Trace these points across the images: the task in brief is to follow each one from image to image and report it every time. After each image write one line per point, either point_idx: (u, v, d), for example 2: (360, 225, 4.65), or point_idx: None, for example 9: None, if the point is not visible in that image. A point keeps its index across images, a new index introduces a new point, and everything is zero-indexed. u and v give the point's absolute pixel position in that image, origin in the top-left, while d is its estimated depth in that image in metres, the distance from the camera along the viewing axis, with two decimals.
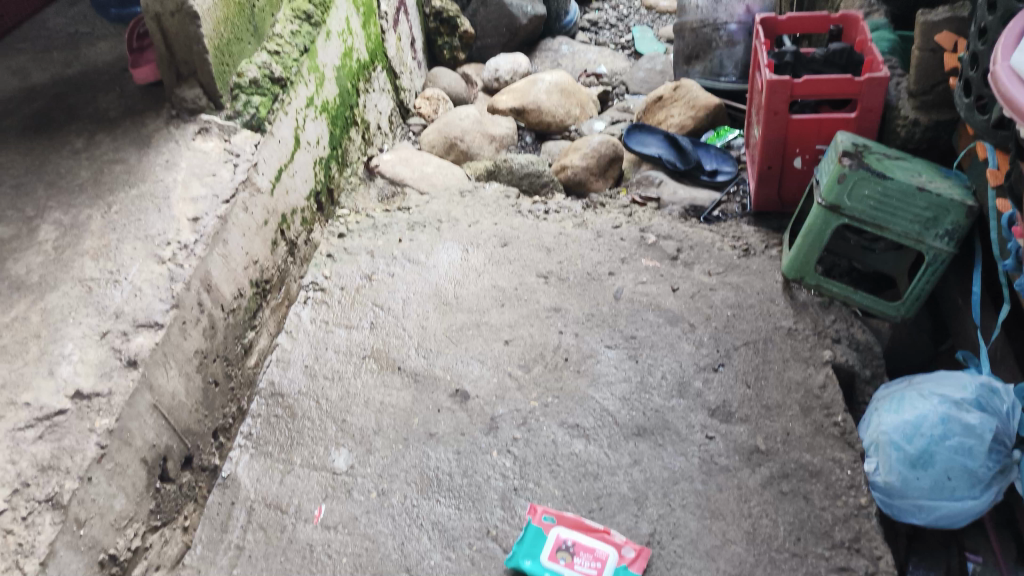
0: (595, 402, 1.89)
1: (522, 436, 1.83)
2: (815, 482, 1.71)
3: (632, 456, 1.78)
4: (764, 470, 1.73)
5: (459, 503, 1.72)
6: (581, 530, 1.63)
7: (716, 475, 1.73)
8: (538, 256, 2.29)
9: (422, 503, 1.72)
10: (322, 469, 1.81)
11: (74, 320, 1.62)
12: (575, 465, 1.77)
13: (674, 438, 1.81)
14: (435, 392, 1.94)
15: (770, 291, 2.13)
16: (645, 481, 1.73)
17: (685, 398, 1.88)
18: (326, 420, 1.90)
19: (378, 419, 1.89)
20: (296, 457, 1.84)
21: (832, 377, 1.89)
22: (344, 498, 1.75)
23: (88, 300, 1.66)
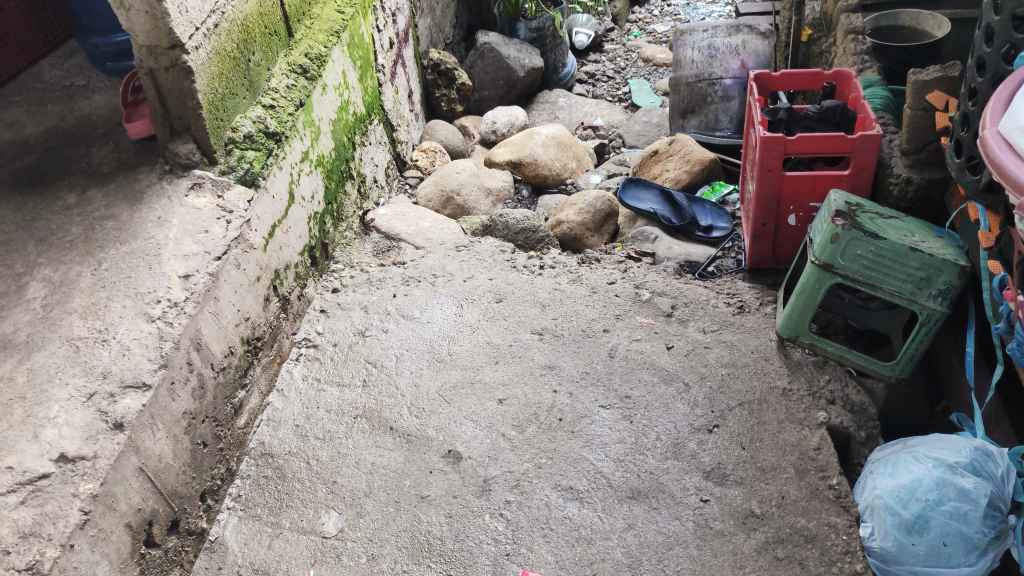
0: (589, 463, 1.86)
1: (515, 498, 1.80)
2: (811, 547, 1.67)
3: (626, 519, 1.75)
4: (759, 535, 1.70)
5: (449, 569, 1.69)
6: None
7: (711, 540, 1.70)
8: (533, 312, 2.29)
9: (413, 569, 1.69)
10: (312, 533, 1.78)
11: (60, 381, 1.60)
12: (567, 530, 1.74)
13: (669, 501, 1.78)
14: (428, 453, 1.91)
15: (764, 350, 2.12)
16: (639, 546, 1.70)
17: (680, 459, 1.86)
18: (316, 482, 1.88)
19: (369, 481, 1.87)
20: (285, 520, 1.81)
21: (826, 439, 1.87)
22: (334, 563, 1.72)
23: (75, 359, 1.64)
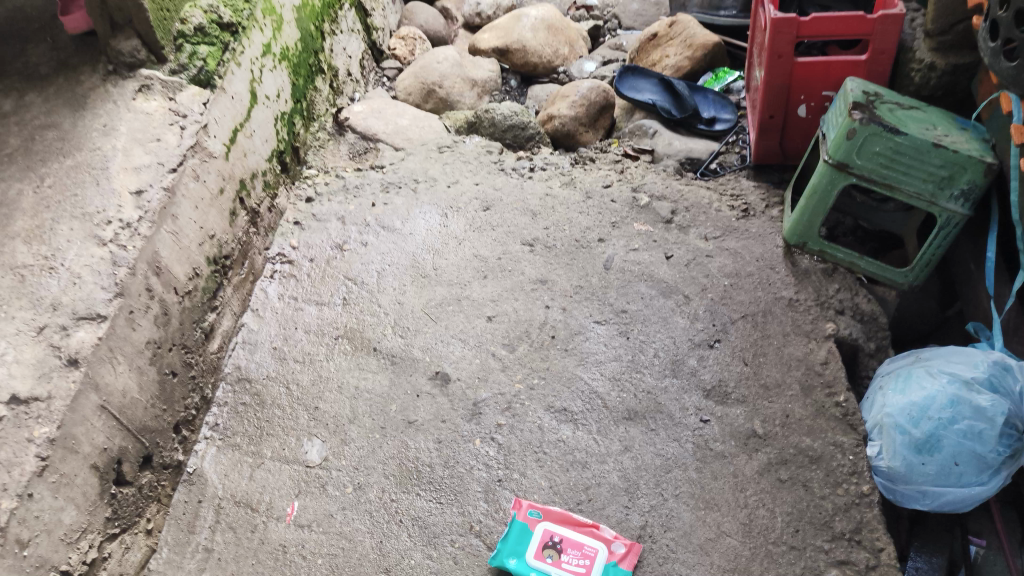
0: (583, 383, 1.77)
1: (507, 422, 1.72)
2: (815, 469, 1.60)
3: (622, 442, 1.67)
4: (761, 456, 1.62)
5: (441, 496, 1.63)
6: (569, 525, 1.55)
7: (712, 462, 1.62)
8: (523, 220, 2.13)
9: (402, 497, 1.64)
10: (295, 462, 1.70)
11: (6, 315, 1.48)
12: (560, 454, 1.67)
13: (667, 422, 1.69)
14: (414, 375, 1.81)
15: (770, 257, 1.98)
16: (636, 469, 1.63)
17: (679, 377, 1.76)
18: (298, 409, 1.78)
19: (353, 406, 1.78)
20: (266, 449, 1.73)
21: (835, 352, 1.76)
22: (318, 493, 1.66)
23: (22, 290, 1.51)
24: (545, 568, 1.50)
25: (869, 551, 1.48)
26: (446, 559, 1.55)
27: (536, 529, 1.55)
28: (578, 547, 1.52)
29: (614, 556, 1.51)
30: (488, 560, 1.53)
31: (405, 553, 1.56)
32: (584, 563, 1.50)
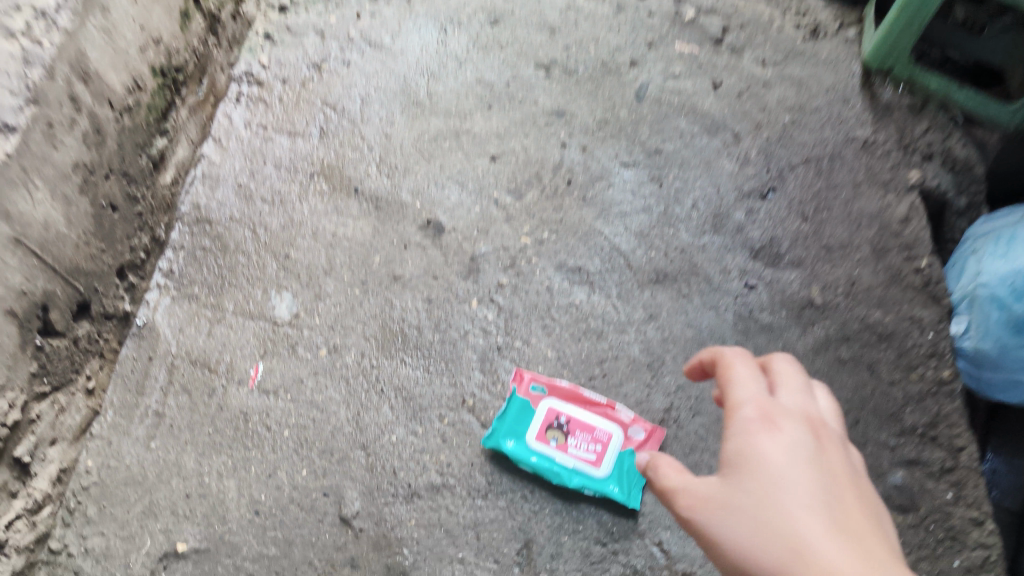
0: (603, 239, 1.47)
1: (509, 282, 1.45)
2: (885, 348, 1.34)
3: (647, 309, 1.41)
4: (817, 331, 1.36)
5: (429, 365, 1.40)
6: (576, 403, 1.33)
7: (757, 335, 1.36)
8: (539, 38, 1.74)
9: (384, 365, 1.40)
10: (260, 319, 1.45)
11: None
12: (571, 322, 1.41)
13: (703, 286, 1.41)
14: (402, 224, 1.52)
15: (843, 89, 1.61)
16: (661, 342, 1.38)
17: (721, 234, 1.45)
18: (266, 256, 1.51)
19: (329, 257, 1.50)
20: (227, 302, 1.47)
21: (917, 209, 1.44)
22: (286, 356, 1.42)
23: None
24: (548, 453, 1.31)
25: (946, 451, 1.28)
26: (433, 436, 1.35)
27: (539, 407, 1.34)
28: (588, 430, 1.32)
29: (630, 443, 1.31)
30: (482, 441, 1.32)
31: (386, 427, 1.36)
32: (594, 449, 1.31)
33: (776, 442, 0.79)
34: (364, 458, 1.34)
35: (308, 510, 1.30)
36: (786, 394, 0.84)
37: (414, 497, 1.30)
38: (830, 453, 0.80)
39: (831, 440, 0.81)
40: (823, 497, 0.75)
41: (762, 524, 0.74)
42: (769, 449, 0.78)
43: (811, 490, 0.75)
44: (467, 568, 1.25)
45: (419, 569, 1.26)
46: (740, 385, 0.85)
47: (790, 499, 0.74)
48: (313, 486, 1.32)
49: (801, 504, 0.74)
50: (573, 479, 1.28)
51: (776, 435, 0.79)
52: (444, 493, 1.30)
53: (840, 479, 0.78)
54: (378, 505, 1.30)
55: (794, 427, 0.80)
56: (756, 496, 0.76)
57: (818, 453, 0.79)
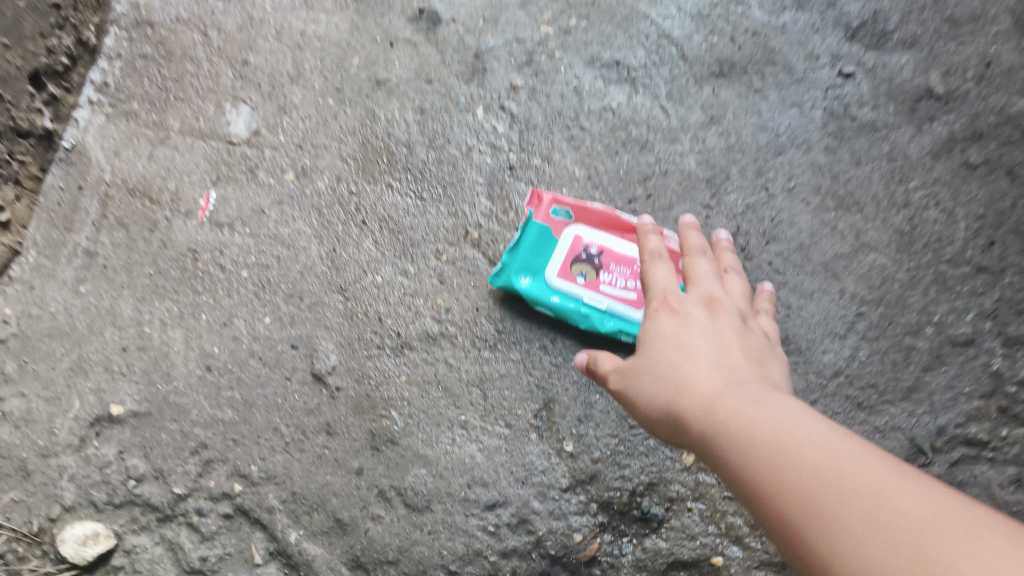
0: (648, 25, 1.12)
1: (525, 83, 1.11)
2: None
3: (706, 111, 1.07)
4: (937, 130, 1.01)
5: (423, 189, 1.09)
6: (609, 232, 1.03)
7: (854, 138, 1.03)
8: None
9: (366, 190, 1.10)
10: (214, 139, 1.15)
11: None
12: (607, 131, 1.08)
13: (784, 78, 1.07)
14: (387, 16, 1.18)
15: None
16: (725, 151, 1.05)
17: (807, 11, 1.09)
18: (218, 63, 1.19)
19: (297, 60, 1.17)
20: (173, 120, 1.17)
21: None
22: (244, 182, 1.12)
23: None
24: (576, 293, 1.00)
25: None
26: (428, 276, 1.06)
27: (563, 236, 1.02)
28: (627, 263, 1.02)
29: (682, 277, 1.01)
30: (490, 279, 1.02)
31: (369, 267, 1.07)
32: (634, 287, 1.01)
33: (681, 320, 0.77)
34: (342, 304, 1.05)
35: (272, 366, 1.03)
36: (695, 273, 0.83)
37: (403, 350, 1.03)
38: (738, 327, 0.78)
39: (733, 306, 0.80)
40: (724, 351, 0.74)
41: (675, 394, 0.71)
42: (670, 323, 0.77)
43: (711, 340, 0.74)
44: (471, 435, 0.99)
45: (410, 436, 0.99)
46: (664, 297, 0.80)
47: (700, 375, 0.70)
48: (278, 337, 1.04)
49: (711, 370, 0.71)
50: (607, 325, 0.99)
51: (680, 313, 0.77)
52: (443, 345, 1.03)
53: (741, 335, 0.77)
54: (359, 360, 1.03)
55: (696, 305, 0.79)
56: (663, 360, 0.74)
57: (723, 321, 0.77)
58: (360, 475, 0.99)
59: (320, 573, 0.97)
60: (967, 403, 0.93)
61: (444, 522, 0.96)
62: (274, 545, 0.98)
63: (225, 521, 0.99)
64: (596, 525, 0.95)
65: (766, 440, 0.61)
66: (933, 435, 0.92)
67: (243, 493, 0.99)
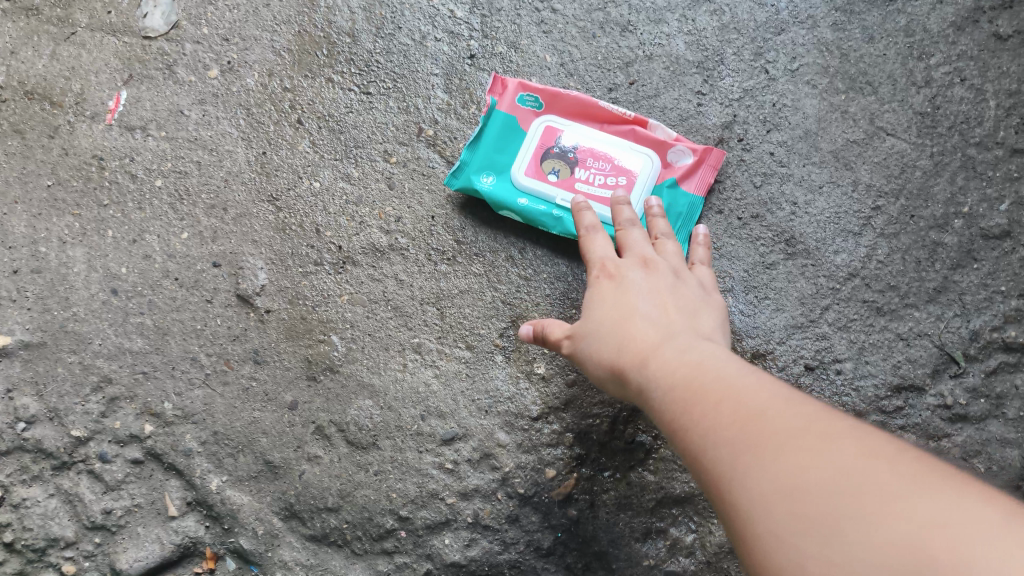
0: None
1: None
2: None
3: None
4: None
5: (369, 84, 0.94)
6: (587, 123, 0.87)
7: (865, 11, 0.88)
8: None
9: (302, 86, 0.94)
10: (127, 35, 0.98)
11: None
12: (582, 13, 0.93)
13: None
14: None
15: None
16: (719, 31, 0.90)
17: None
18: None
19: None
20: (79, 15, 0.99)
21: None
22: (162, 81, 0.95)
23: None
24: (546, 193, 0.85)
25: None
26: (374, 181, 0.90)
27: (532, 128, 0.87)
28: (606, 158, 0.85)
29: (671, 173, 0.84)
30: (447, 179, 0.87)
31: (306, 172, 0.91)
32: (615, 186, 0.85)
33: (618, 284, 0.71)
34: (273, 216, 0.90)
35: (191, 287, 0.87)
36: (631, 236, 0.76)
37: (345, 265, 0.88)
38: (677, 281, 0.72)
39: (671, 263, 0.74)
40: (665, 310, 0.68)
41: (616, 353, 0.66)
42: (609, 288, 0.71)
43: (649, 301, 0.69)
44: (426, 359, 0.84)
45: (354, 363, 0.84)
46: (602, 264, 0.73)
47: (637, 336, 0.65)
48: (198, 254, 0.89)
49: (649, 331, 0.65)
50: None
51: (617, 278, 0.71)
52: (392, 259, 0.88)
53: (679, 289, 0.71)
54: (293, 278, 0.87)
55: (632, 265, 0.72)
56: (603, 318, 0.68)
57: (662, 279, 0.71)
58: (294, 410, 0.84)
59: (248, 525, 0.83)
60: (1004, 303, 0.79)
61: (393, 460, 0.82)
62: (193, 494, 0.83)
63: (135, 468, 0.84)
64: (572, 459, 0.82)
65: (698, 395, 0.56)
66: (966, 341, 0.79)
67: (156, 435, 0.84)
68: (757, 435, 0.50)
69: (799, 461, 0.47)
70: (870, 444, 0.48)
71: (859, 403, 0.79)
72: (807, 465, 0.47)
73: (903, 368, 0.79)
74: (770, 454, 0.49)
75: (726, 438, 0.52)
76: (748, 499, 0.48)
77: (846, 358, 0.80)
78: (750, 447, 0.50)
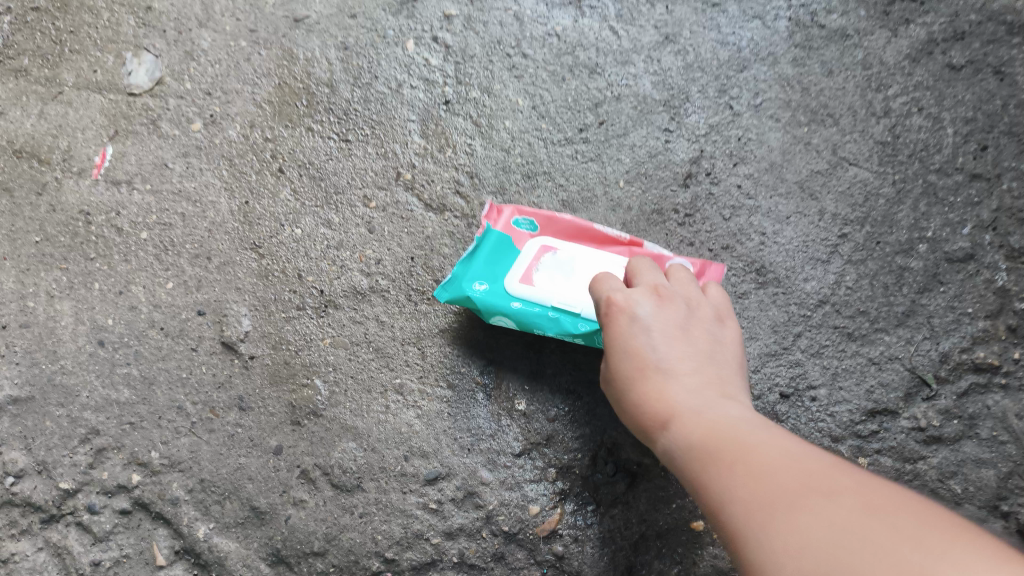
0: None
1: (459, 12, 0.99)
2: (1020, 44, 0.87)
3: (660, 28, 0.95)
4: (917, 31, 0.89)
5: (348, 132, 0.96)
6: (584, 243, 0.84)
7: (823, 47, 0.91)
8: None
9: (283, 136, 0.97)
10: (113, 91, 1.01)
11: None
12: (551, 57, 0.96)
13: None
14: None
15: None
16: (683, 70, 0.93)
17: None
18: (120, 12, 1.05)
19: (206, 3, 1.05)
20: (67, 75, 1.03)
21: None
22: (146, 135, 0.98)
23: None
24: (541, 300, 0.80)
25: None
26: (356, 225, 0.92)
27: (525, 248, 0.83)
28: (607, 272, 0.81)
29: None
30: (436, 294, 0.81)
31: (287, 220, 0.93)
32: None
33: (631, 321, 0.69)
34: (255, 263, 0.92)
35: (176, 336, 0.89)
36: (644, 274, 0.75)
37: (327, 309, 0.89)
38: (691, 315, 0.71)
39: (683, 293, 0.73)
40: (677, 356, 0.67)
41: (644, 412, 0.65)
42: (618, 326, 0.70)
43: (665, 349, 0.67)
44: (408, 400, 0.86)
45: (337, 406, 0.86)
46: (607, 297, 0.71)
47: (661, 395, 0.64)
48: (183, 303, 0.90)
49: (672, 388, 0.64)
50: (582, 329, 0.78)
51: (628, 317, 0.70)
52: (373, 301, 0.89)
53: (694, 324, 0.70)
54: (276, 324, 0.89)
55: (644, 297, 0.71)
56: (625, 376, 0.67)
57: (674, 312, 0.70)
58: (279, 455, 0.85)
59: (235, 572, 0.83)
60: (972, 325, 0.80)
61: (378, 502, 0.83)
62: (180, 542, 0.84)
63: (123, 518, 0.84)
64: (556, 494, 0.83)
65: (723, 456, 0.55)
66: (937, 363, 0.80)
67: (143, 484, 0.85)
68: (774, 498, 0.49)
69: (806, 516, 0.46)
70: (885, 502, 0.46)
71: (835, 427, 0.80)
72: (825, 530, 0.45)
73: (876, 392, 0.80)
74: (783, 515, 0.47)
75: (748, 505, 0.50)
76: (764, 565, 0.47)
77: (820, 385, 0.81)
78: (770, 510, 0.48)
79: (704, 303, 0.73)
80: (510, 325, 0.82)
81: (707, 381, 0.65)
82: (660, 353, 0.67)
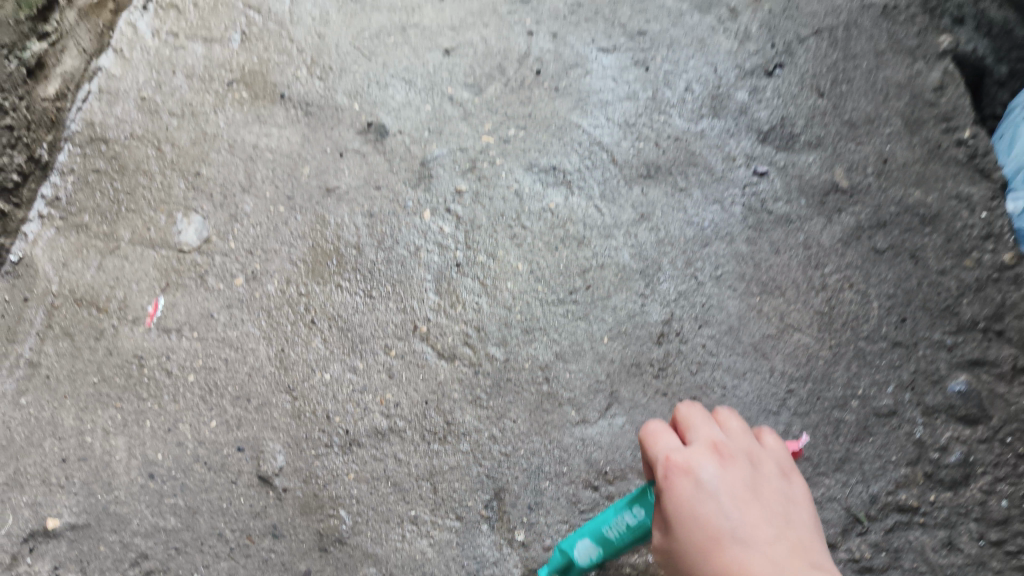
0: (580, 133, 1.22)
1: (469, 188, 1.20)
2: (930, 234, 1.07)
3: (636, 208, 1.15)
4: (847, 219, 1.09)
5: (372, 289, 1.13)
6: None
7: (771, 229, 1.10)
8: None
9: (315, 291, 1.13)
10: (165, 247, 1.18)
11: None
12: (546, 229, 1.15)
13: (703, 178, 1.16)
14: (337, 129, 1.26)
15: None
16: (656, 245, 1.12)
17: (722, 118, 1.20)
18: (172, 175, 1.24)
19: (249, 171, 1.23)
20: (123, 231, 1.19)
21: (952, 75, 1.18)
22: (194, 287, 1.14)
23: None
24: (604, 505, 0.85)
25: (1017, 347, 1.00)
26: (377, 371, 1.07)
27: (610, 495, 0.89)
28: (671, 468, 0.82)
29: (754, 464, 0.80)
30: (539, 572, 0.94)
31: (318, 365, 1.08)
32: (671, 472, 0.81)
33: (698, 486, 0.71)
34: (290, 404, 1.06)
35: (217, 470, 1.02)
36: (703, 432, 0.76)
37: (351, 446, 1.03)
38: (754, 474, 0.74)
39: (740, 448, 0.75)
40: (750, 522, 0.69)
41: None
42: (684, 491, 0.71)
43: (739, 519, 0.69)
44: (422, 529, 0.99)
45: (359, 535, 0.99)
46: (670, 461, 0.73)
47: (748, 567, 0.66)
48: (224, 440, 1.04)
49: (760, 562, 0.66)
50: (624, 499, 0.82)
51: (695, 483, 0.71)
52: (391, 440, 1.03)
53: (759, 483, 0.74)
54: (307, 459, 1.03)
55: (703, 456, 0.73)
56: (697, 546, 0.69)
57: (738, 473, 0.73)
58: None
59: None
60: (896, 471, 0.97)
61: None
62: None
63: None
64: None
65: None
66: (868, 503, 0.96)
67: None
68: None
69: None
70: None
71: None
72: None
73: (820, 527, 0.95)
74: None
75: None
76: None
77: None
78: None
79: (765, 461, 0.76)
80: (588, 545, 0.85)
81: (787, 547, 0.68)
82: (733, 518, 0.70)
